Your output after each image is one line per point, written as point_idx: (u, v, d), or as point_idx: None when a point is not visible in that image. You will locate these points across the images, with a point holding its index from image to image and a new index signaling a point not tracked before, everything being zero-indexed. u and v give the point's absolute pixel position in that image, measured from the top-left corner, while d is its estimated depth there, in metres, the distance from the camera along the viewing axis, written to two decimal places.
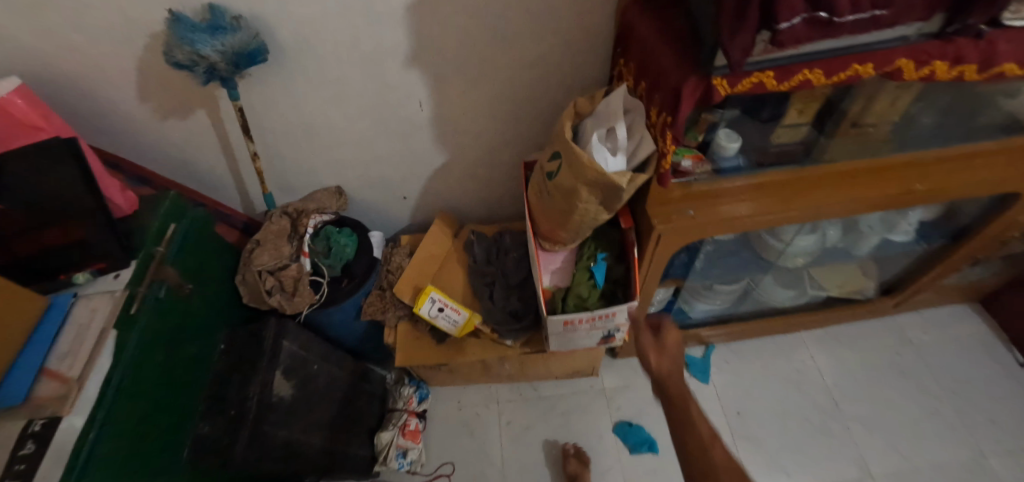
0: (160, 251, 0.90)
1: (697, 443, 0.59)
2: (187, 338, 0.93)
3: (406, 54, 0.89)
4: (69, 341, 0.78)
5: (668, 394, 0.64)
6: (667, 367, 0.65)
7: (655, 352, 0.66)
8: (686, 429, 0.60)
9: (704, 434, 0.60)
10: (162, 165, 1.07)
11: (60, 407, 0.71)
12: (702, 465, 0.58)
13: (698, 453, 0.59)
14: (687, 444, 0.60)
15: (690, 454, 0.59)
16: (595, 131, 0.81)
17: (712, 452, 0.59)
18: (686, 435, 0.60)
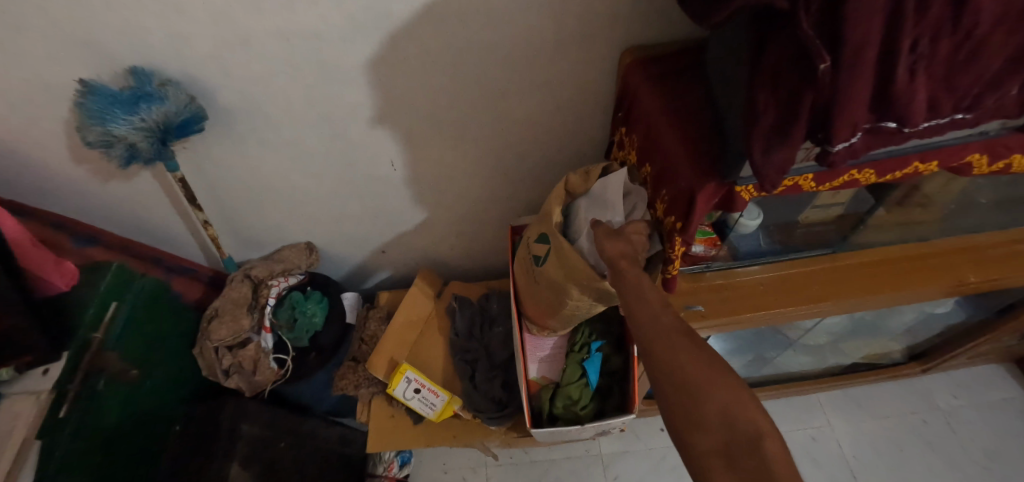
0: (98, 337, 0.82)
1: (649, 315, 0.50)
2: (127, 427, 0.87)
3: (371, 113, 0.76)
4: None
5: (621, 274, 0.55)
6: (619, 251, 0.57)
7: (606, 237, 0.59)
8: (638, 301, 0.52)
9: (655, 301, 0.51)
10: (111, 222, 0.96)
11: None
12: (653, 327, 0.49)
13: (645, 320, 0.50)
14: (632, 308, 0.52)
15: (642, 325, 0.50)
16: (587, 219, 0.68)
17: (662, 319, 0.50)
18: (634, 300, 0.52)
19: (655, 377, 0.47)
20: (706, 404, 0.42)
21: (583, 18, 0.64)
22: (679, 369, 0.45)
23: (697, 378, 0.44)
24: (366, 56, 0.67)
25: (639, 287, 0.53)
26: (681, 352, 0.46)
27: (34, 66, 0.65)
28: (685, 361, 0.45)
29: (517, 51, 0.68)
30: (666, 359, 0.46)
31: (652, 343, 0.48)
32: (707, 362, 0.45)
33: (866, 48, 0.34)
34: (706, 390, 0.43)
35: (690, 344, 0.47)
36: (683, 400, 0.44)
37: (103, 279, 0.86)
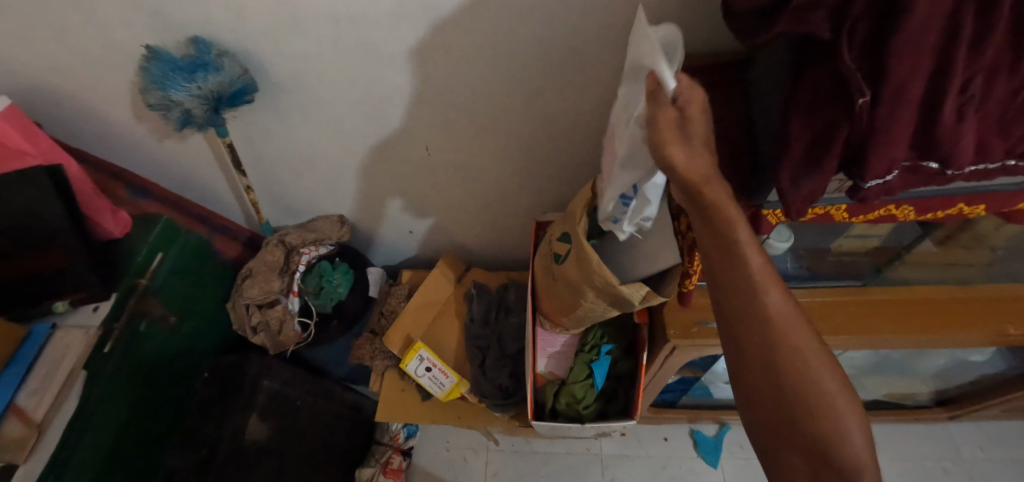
0: (143, 283, 0.89)
1: (750, 299, 0.42)
2: (163, 369, 0.94)
3: (411, 99, 0.78)
4: (40, 376, 0.77)
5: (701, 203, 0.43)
6: (700, 172, 0.41)
7: (675, 142, 0.41)
8: (734, 278, 0.43)
9: (761, 279, 0.42)
10: (164, 178, 1.02)
11: (18, 452, 0.71)
12: (753, 319, 0.42)
13: (747, 306, 0.43)
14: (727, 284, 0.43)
15: (738, 308, 0.43)
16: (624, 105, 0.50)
17: (765, 307, 0.42)
18: (730, 274, 0.43)
19: (748, 379, 0.44)
20: (795, 413, 0.41)
21: (630, 21, 0.63)
22: (776, 377, 0.42)
23: (799, 391, 0.41)
24: (412, 43, 0.68)
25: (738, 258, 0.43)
26: (782, 355, 0.42)
27: (107, 26, 0.69)
28: (787, 367, 0.42)
29: (560, 47, 0.67)
30: (763, 360, 0.42)
31: (747, 339, 0.43)
32: (810, 367, 0.42)
33: (910, 85, 0.33)
34: (798, 398, 0.41)
35: (796, 349, 0.42)
36: (767, 401, 0.43)
37: (152, 231, 0.92)
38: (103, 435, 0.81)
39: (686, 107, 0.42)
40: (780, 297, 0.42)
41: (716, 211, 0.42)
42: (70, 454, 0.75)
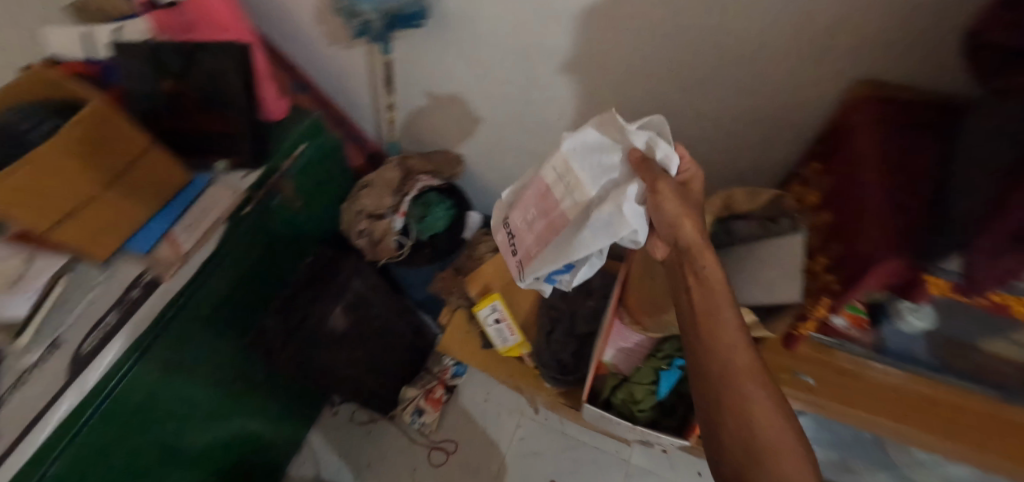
0: (284, 166, 1.00)
1: (724, 350, 0.54)
2: (281, 243, 1.06)
3: (564, 59, 0.78)
4: (193, 216, 0.91)
5: (690, 255, 0.58)
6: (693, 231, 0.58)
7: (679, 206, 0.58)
8: (712, 333, 0.55)
9: (732, 337, 0.54)
10: (321, 78, 1.13)
11: (166, 270, 0.85)
12: (725, 365, 0.53)
13: (721, 355, 0.54)
14: (703, 335, 0.55)
15: (714, 358, 0.54)
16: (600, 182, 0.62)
17: (736, 359, 0.53)
18: (713, 330, 0.55)
19: (721, 420, 0.52)
20: (762, 465, 0.49)
21: (828, 30, 0.57)
22: (745, 422, 0.51)
23: (763, 436, 0.50)
24: (584, 3, 0.68)
25: (716, 314, 0.55)
26: (753, 402, 0.51)
27: None
28: (756, 414, 0.51)
29: (739, 41, 0.63)
30: (738, 405, 0.52)
31: (723, 384, 0.53)
32: (772, 417, 0.51)
33: None
34: (760, 440, 0.50)
35: (761, 399, 0.52)
36: (728, 440, 0.52)
37: (302, 122, 1.03)
38: (222, 285, 0.93)
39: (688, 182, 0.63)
40: (748, 354, 0.54)
41: (701, 259, 0.57)
42: (197, 289, 0.88)
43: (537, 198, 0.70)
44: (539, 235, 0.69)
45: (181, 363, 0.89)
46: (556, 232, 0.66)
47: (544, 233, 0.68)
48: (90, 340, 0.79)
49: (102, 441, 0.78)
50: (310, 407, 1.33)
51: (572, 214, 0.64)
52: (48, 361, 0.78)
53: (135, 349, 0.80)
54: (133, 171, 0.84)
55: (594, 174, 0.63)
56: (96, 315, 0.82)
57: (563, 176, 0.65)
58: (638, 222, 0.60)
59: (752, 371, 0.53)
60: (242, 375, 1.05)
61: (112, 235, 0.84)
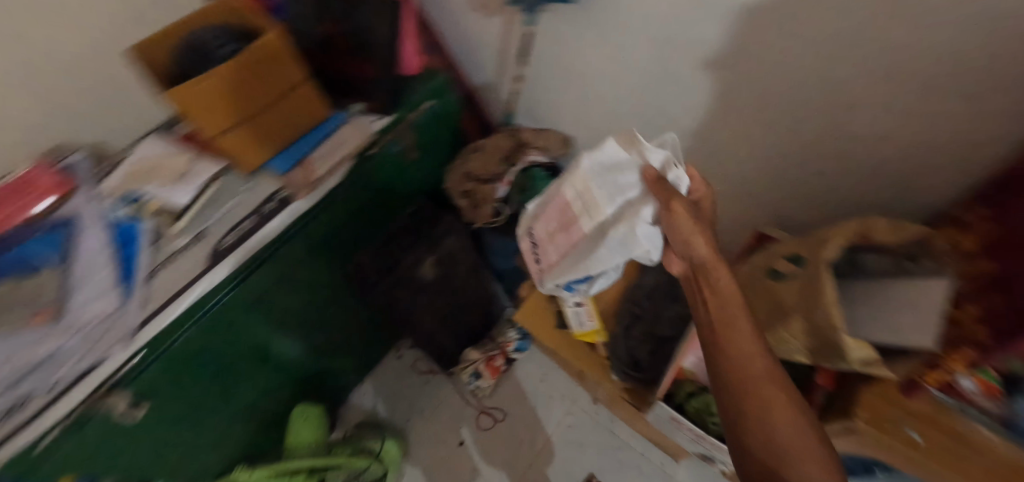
0: (411, 117, 1.05)
1: (740, 354, 0.58)
2: (392, 190, 1.12)
3: (708, 56, 0.77)
4: (326, 148, 1.00)
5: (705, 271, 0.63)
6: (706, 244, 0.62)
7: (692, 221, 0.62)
8: (727, 338, 0.59)
9: (746, 342, 0.58)
10: (453, 43, 1.18)
11: (299, 192, 0.94)
12: (742, 368, 0.57)
13: (739, 358, 0.57)
14: (725, 347, 0.59)
15: (732, 361, 0.58)
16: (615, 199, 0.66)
17: (753, 363, 0.57)
18: (728, 336, 0.59)
19: (742, 419, 0.56)
20: (782, 460, 0.51)
21: None
22: (764, 422, 0.54)
23: (782, 435, 0.52)
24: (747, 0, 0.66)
25: (731, 320, 0.59)
26: (772, 403, 0.54)
27: None
28: (774, 415, 0.53)
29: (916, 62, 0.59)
30: (757, 405, 0.55)
31: (742, 386, 0.57)
32: (792, 418, 0.53)
33: None
34: (778, 439, 0.52)
35: (779, 402, 0.54)
36: (751, 447, 0.54)
37: (433, 79, 1.09)
38: (335, 218, 1.01)
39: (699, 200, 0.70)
40: (762, 359, 0.57)
41: (714, 272, 0.62)
42: (313, 218, 0.96)
43: (558, 212, 0.76)
44: (562, 244, 0.75)
45: (287, 280, 0.99)
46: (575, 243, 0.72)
47: (564, 246, 0.74)
48: (230, 236, 0.91)
49: (213, 331, 0.91)
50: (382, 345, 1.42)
51: (590, 228, 0.68)
52: (195, 246, 0.91)
53: (262, 254, 0.91)
54: (287, 98, 0.94)
55: (611, 189, 0.66)
56: (236, 217, 0.94)
57: (581, 194, 0.69)
58: (652, 242, 0.64)
59: (770, 382, 0.56)
60: (335, 300, 1.14)
61: (261, 151, 0.96)
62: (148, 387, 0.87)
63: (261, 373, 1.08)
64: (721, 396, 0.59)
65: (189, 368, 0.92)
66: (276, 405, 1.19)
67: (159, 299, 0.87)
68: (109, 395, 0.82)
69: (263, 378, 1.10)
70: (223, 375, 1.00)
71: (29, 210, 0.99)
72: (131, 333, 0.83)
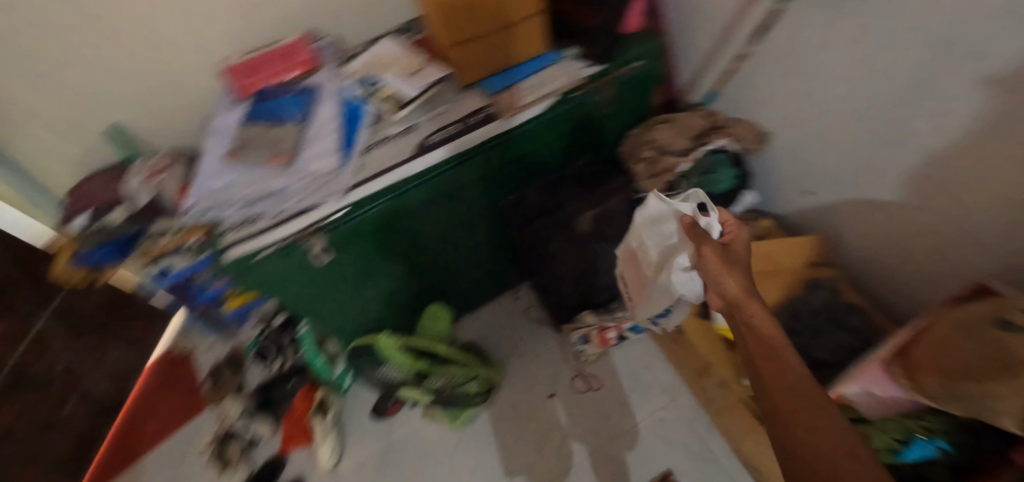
0: (618, 73, 1.09)
1: (784, 388, 0.62)
2: (575, 139, 1.17)
3: (986, 73, 0.67)
4: (536, 80, 1.07)
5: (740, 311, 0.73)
6: (741, 291, 0.74)
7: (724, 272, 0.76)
8: (772, 373, 0.64)
9: (790, 377, 0.62)
10: (675, 12, 1.17)
11: (505, 113, 1.02)
12: (791, 403, 0.60)
13: (785, 395, 0.61)
14: (770, 381, 0.64)
15: (781, 399, 0.62)
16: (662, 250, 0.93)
17: (799, 398, 0.60)
18: (775, 375, 0.64)
19: (795, 460, 0.56)
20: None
21: None
22: (813, 454, 0.55)
23: (832, 464, 0.52)
24: None
25: (773, 355, 0.66)
26: (821, 433, 0.56)
27: None
28: (820, 444, 0.55)
29: None
30: (806, 437, 0.56)
31: (788, 419, 0.59)
32: (841, 445, 0.54)
33: None
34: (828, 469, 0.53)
35: (821, 427, 0.56)
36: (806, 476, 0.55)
37: (650, 41, 1.10)
38: (515, 151, 1.08)
39: (728, 242, 0.82)
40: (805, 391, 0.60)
41: (752, 313, 0.71)
42: (508, 139, 1.04)
43: (628, 252, 1.04)
44: (634, 277, 1.05)
45: (459, 192, 1.09)
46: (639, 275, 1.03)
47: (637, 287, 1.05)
48: (439, 134, 1.02)
49: (394, 216, 1.04)
50: (506, 282, 1.52)
51: (649, 269, 0.97)
52: (408, 135, 1.03)
53: (459, 158, 1.02)
54: (518, 26, 1.02)
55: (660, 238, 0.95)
56: (445, 120, 1.04)
57: (639, 243, 0.98)
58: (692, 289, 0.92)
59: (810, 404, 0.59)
60: (489, 224, 1.24)
61: (481, 68, 1.06)
62: (340, 241, 1.02)
63: (412, 266, 1.22)
64: (772, 432, 0.61)
65: (364, 242, 1.07)
66: (410, 300, 1.34)
67: (370, 170, 1.01)
68: (314, 236, 0.98)
69: (410, 274, 1.24)
70: (385, 259, 1.15)
71: (285, 75, 1.19)
72: (344, 191, 0.99)
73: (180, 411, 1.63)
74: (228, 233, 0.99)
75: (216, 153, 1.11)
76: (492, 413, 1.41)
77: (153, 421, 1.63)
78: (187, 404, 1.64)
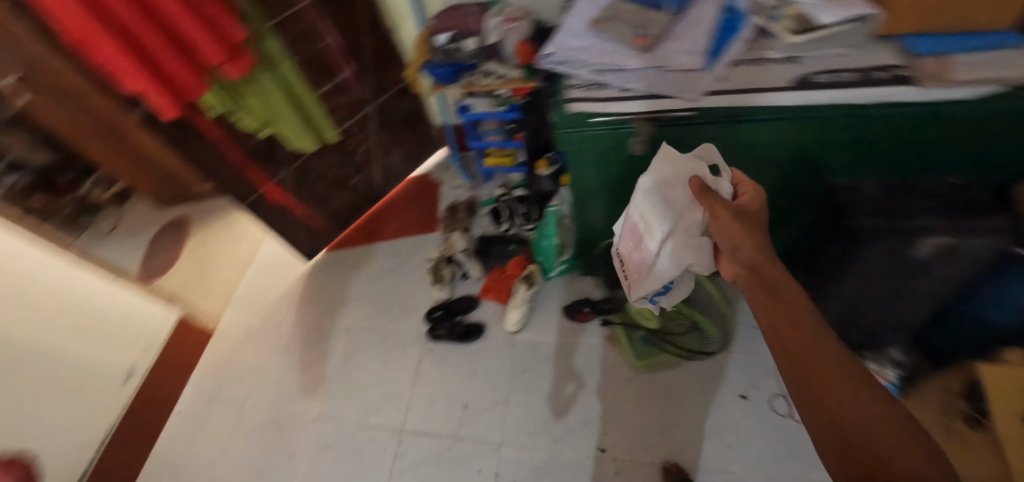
0: None
1: (806, 348, 0.63)
2: (970, 149, 0.95)
3: None
4: (987, 57, 0.85)
5: (764, 273, 0.73)
6: (757, 255, 0.75)
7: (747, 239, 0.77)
8: (793, 332, 0.65)
9: (811, 336, 0.64)
10: None
11: (924, 80, 0.87)
12: (815, 365, 0.62)
13: (808, 357, 0.62)
14: (794, 343, 0.65)
15: (805, 359, 0.63)
16: (664, 220, 0.94)
17: (820, 356, 0.62)
18: (797, 336, 0.65)
19: (819, 414, 0.60)
20: (861, 444, 0.55)
21: None
22: (836, 409, 0.58)
23: (855, 418, 0.57)
24: None
25: (793, 313, 0.67)
26: (847, 393, 0.59)
27: None
28: (844, 401, 0.58)
29: None
30: (832, 395, 0.59)
31: (811, 378, 0.61)
32: (860, 398, 0.58)
33: None
34: (852, 426, 0.57)
35: (843, 384, 0.59)
36: (830, 429, 0.58)
37: None
38: (842, 132, 0.95)
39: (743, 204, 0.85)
40: (825, 348, 0.63)
41: (768, 272, 0.73)
42: (900, 111, 0.89)
43: (631, 231, 1.05)
44: (633, 252, 1.05)
45: (764, 147, 1.02)
46: (638, 246, 1.03)
47: (638, 264, 1.02)
48: (826, 77, 0.92)
49: (706, 142, 1.01)
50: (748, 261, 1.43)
51: (651, 242, 0.98)
52: (789, 65, 0.96)
53: (833, 110, 0.91)
54: None
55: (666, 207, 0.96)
56: (838, 65, 0.94)
57: (643, 216, 0.99)
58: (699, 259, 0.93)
59: (848, 379, 0.60)
60: (779, 192, 1.14)
61: (916, 21, 0.90)
62: (663, 139, 1.02)
63: None
64: (792, 386, 0.64)
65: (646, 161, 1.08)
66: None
67: (730, 84, 0.96)
68: (646, 122, 0.98)
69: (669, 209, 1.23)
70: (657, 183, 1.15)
71: None
72: (701, 93, 0.96)
73: (416, 224, 1.92)
74: (573, 88, 1.06)
75: (586, 15, 1.13)
76: (670, 375, 1.38)
77: (397, 219, 1.97)
78: (422, 221, 1.93)
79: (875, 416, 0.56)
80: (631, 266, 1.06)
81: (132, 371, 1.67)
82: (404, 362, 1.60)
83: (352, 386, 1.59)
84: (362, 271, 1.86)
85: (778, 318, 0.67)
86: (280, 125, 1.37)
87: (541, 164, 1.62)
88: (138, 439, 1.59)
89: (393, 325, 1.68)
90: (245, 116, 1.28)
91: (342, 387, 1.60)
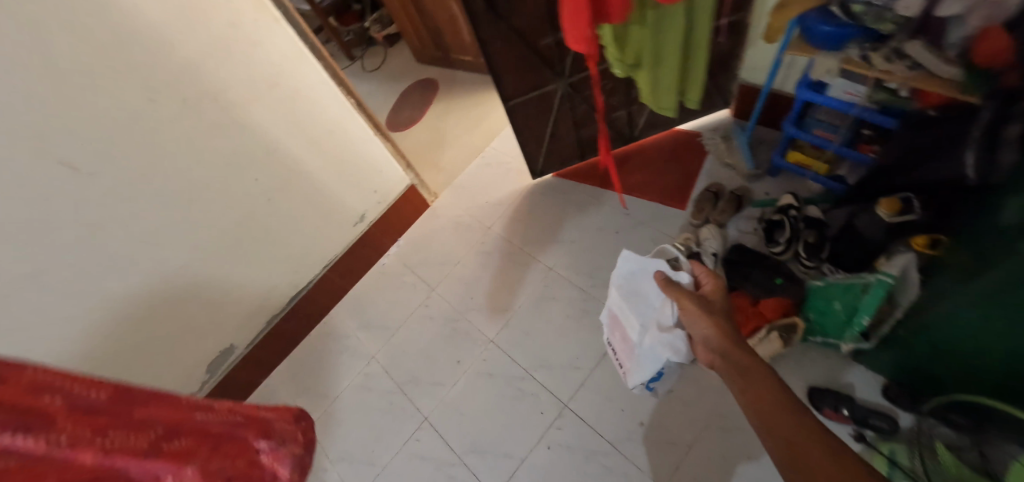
0: None
1: (760, 398, 0.80)
2: None
3: None
4: None
5: (733, 359, 0.88)
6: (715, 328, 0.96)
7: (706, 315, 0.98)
8: (753, 388, 0.82)
9: (767, 389, 0.80)
10: None
11: None
12: (772, 409, 0.77)
13: (764, 405, 0.78)
14: (757, 401, 0.80)
15: (762, 405, 0.79)
16: (641, 313, 1.14)
17: (774, 400, 0.78)
18: (755, 391, 0.81)
19: (783, 451, 0.72)
20: (810, 458, 0.68)
21: None
22: (793, 436, 0.72)
23: (805, 440, 0.71)
24: None
25: (751, 372, 0.84)
26: (802, 425, 0.73)
27: None
28: (796, 430, 0.73)
29: None
30: (788, 427, 0.74)
31: (770, 421, 0.76)
32: (806, 426, 0.73)
33: None
34: (803, 448, 0.70)
35: (789, 418, 0.75)
36: (793, 453, 0.71)
37: None
38: None
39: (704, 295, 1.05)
40: (773, 391, 0.80)
41: (737, 347, 0.90)
42: None
43: (616, 328, 1.23)
44: (623, 345, 1.21)
45: None
46: (625, 338, 1.20)
47: (628, 354, 1.18)
48: None
49: None
50: None
51: (636, 337, 1.14)
52: None
53: None
54: None
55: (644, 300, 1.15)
56: None
57: (623, 310, 1.18)
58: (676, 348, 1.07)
59: (799, 418, 0.74)
60: None
61: None
62: None
63: None
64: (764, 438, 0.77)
65: (1001, 300, 0.78)
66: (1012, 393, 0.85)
67: None
68: None
69: None
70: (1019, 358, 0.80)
71: None
72: None
73: (661, 190, 1.62)
74: None
75: None
76: None
77: (640, 175, 1.68)
78: (668, 192, 1.61)
79: (820, 436, 0.70)
80: (625, 353, 1.20)
81: (362, 218, 1.76)
82: (591, 339, 1.45)
83: (532, 332, 1.52)
84: (581, 216, 1.67)
85: (743, 383, 0.83)
86: (647, 75, 1.08)
87: (883, 203, 1.11)
88: (346, 274, 1.80)
89: (593, 293, 1.52)
90: (619, 49, 1.01)
91: (522, 327, 1.54)
